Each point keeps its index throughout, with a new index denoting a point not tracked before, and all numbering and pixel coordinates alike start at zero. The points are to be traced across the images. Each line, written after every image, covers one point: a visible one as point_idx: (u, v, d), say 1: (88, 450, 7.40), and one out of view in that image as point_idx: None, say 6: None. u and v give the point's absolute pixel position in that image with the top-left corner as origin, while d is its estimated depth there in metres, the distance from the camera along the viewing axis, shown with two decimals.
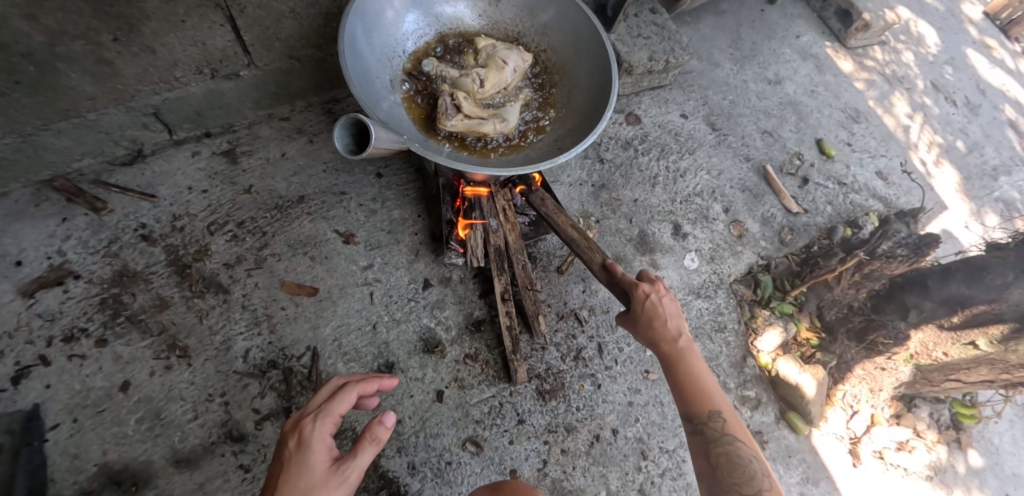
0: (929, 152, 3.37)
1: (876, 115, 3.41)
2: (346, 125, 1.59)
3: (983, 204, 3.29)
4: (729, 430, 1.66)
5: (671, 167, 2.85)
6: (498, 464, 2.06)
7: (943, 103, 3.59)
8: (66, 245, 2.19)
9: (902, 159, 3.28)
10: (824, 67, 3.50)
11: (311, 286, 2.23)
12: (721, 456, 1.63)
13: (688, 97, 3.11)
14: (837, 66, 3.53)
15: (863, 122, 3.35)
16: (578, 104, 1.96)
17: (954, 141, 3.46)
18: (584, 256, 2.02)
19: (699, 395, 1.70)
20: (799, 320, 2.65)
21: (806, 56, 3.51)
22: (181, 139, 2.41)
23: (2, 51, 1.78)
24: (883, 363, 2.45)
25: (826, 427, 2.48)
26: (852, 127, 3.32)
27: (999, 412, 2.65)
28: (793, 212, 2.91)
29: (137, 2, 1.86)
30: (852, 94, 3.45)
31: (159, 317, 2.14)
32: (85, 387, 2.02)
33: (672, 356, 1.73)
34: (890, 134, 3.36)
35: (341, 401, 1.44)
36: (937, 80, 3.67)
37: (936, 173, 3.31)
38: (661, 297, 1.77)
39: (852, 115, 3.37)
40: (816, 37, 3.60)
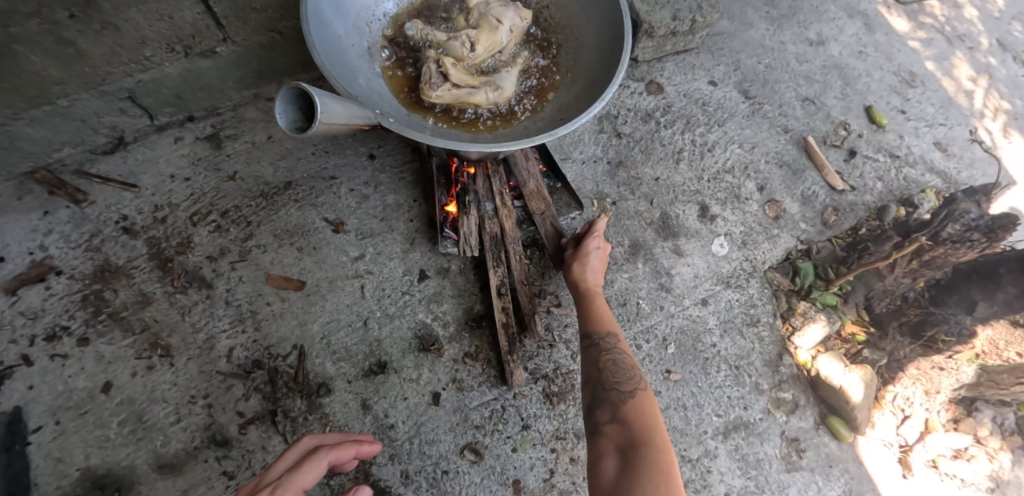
0: (996, 120, 2.97)
1: (934, 78, 3.02)
2: (294, 98, 1.33)
3: None
4: (620, 346, 1.73)
5: (697, 141, 2.57)
6: (500, 473, 1.88)
7: (1012, 63, 3.15)
8: (48, 239, 2.09)
9: (964, 128, 2.90)
10: (874, 25, 3.10)
11: (297, 279, 2.07)
12: (608, 360, 1.67)
13: (717, 62, 2.80)
14: (889, 24, 3.13)
15: (919, 87, 2.98)
16: (586, 66, 1.70)
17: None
18: (518, 178, 2.03)
19: (599, 314, 1.80)
20: (844, 313, 2.35)
21: (853, 13, 3.12)
22: (163, 124, 2.27)
23: None
24: (941, 362, 2.25)
25: (873, 432, 2.21)
26: (906, 92, 2.95)
27: None
28: (839, 190, 2.60)
29: None
30: (906, 55, 3.06)
31: (142, 314, 2.02)
32: (68, 388, 1.93)
33: (585, 286, 1.86)
34: (951, 100, 2.97)
35: (300, 473, 1.28)
36: (1005, 37, 3.22)
37: (1004, 144, 2.92)
38: (601, 245, 1.90)
39: (906, 79, 2.99)
40: None
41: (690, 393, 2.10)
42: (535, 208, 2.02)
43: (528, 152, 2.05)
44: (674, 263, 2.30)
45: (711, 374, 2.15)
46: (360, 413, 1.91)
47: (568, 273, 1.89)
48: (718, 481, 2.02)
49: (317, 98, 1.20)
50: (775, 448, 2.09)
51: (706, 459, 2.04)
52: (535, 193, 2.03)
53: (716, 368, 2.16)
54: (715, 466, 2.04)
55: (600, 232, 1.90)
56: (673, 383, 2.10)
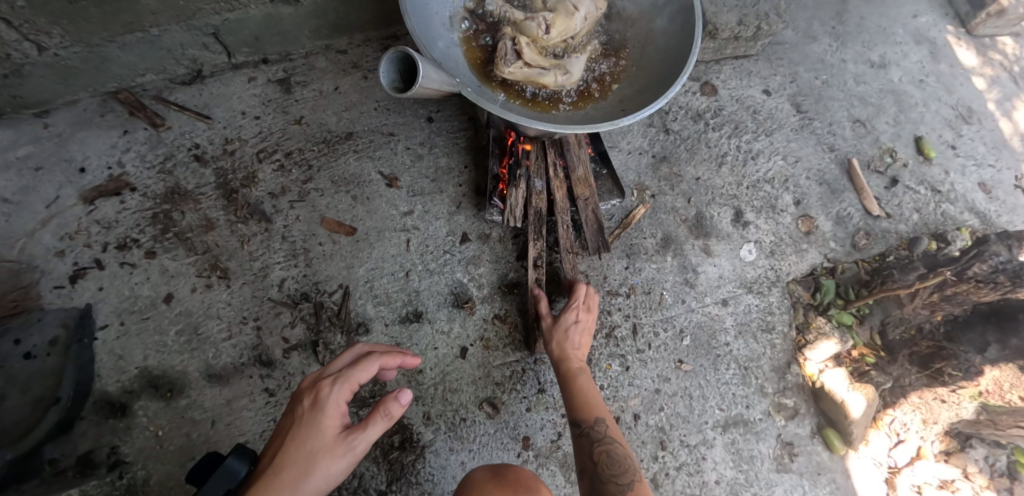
0: None
1: (991, 118, 3.02)
2: (393, 59, 1.45)
3: None
4: (610, 431, 1.82)
5: (743, 147, 2.63)
6: (512, 428, 2.03)
7: None
8: (126, 157, 2.30)
9: (1013, 172, 2.91)
10: (939, 55, 3.10)
11: (349, 225, 2.22)
12: (602, 452, 1.77)
13: (775, 71, 2.86)
14: (955, 56, 3.12)
15: (974, 124, 2.99)
16: (652, 62, 1.79)
17: None
18: (568, 162, 2.13)
19: (586, 398, 1.88)
20: (857, 334, 2.43)
21: (920, 39, 3.12)
22: (239, 63, 2.42)
23: None
24: (944, 394, 2.32)
25: (865, 450, 2.32)
26: (960, 127, 2.97)
27: None
28: (873, 215, 2.67)
29: None
30: (967, 90, 3.06)
31: (205, 237, 2.20)
32: (134, 294, 2.13)
33: (569, 367, 1.94)
34: (1005, 141, 2.98)
35: (355, 369, 1.47)
36: None
37: None
38: (580, 318, 2.01)
39: (962, 114, 3.00)
40: (936, 19, 3.18)
41: (698, 384, 2.22)
42: (580, 193, 2.13)
43: (581, 139, 2.15)
44: (702, 261, 2.39)
45: (721, 370, 2.26)
46: None
47: (552, 353, 1.97)
48: (711, 468, 2.16)
49: (421, 68, 1.34)
50: (768, 448, 2.21)
51: (703, 447, 2.17)
52: (582, 179, 2.14)
53: (726, 365, 2.27)
54: (710, 455, 2.17)
55: (581, 306, 2.01)
56: (683, 373, 2.22)
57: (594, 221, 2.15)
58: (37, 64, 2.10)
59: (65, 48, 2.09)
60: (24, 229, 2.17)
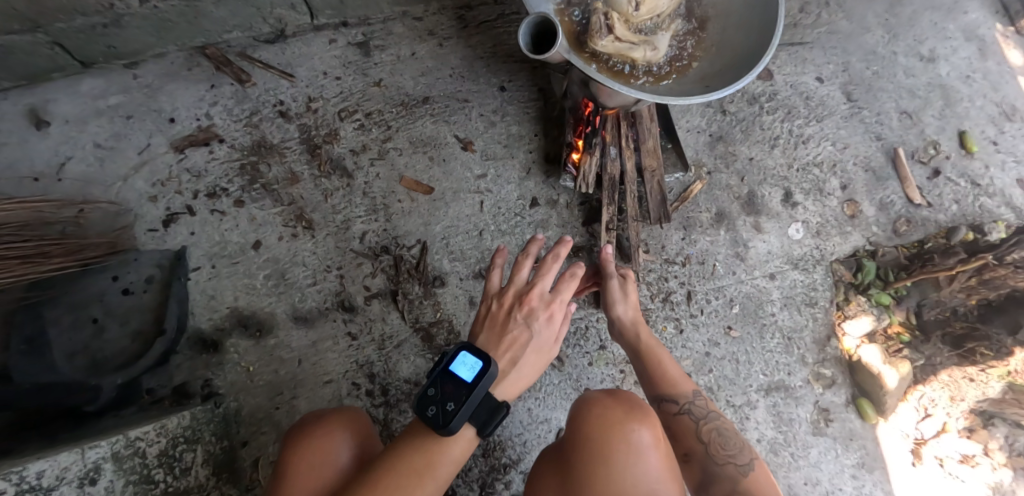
0: None
1: None
2: (525, 28, 1.76)
3: None
4: (712, 409, 1.86)
5: (795, 131, 2.74)
6: (575, 380, 2.20)
7: None
8: (213, 110, 2.42)
9: None
10: (987, 52, 3.16)
11: (427, 185, 2.35)
12: (711, 430, 1.80)
13: (828, 60, 2.95)
14: (1004, 56, 3.17)
15: (1017, 121, 3.07)
16: (733, 42, 1.90)
17: None
18: (640, 135, 2.26)
19: (668, 378, 1.90)
20: (894, 313, 2.57)
21: (970, 36, 3.17)
22: (321, 24, 2.51)
23: None
24: (973, 373, 2.49)
25: (893, 423, 2.47)
26: (1003, 125, 3.06)
27: None
28: (915, 204, 2.77)
29: None
30: (1009, 90, 3.12)
31: (290, 189, 2.34)
32: (223, 239, 2.28)
33: (650, 343, 1.98)
34: None
35: (573, 286, 1.61)
36: None
37: None
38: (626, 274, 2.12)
39: (1005, 112, 3.08)
40: (984, 18, 3.21)
41: (745, 350, 2.38)
42: (648, 164, 2.28)
43: (654, 113, 2.26)
44: (752, 237, 2.52)
45: (765, 339, 2.41)
46: (467, 307, 2.25)
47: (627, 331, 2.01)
48: (752, 428, 2.32)
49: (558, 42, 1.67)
50: (806, 413, 2.37)
51: (746, 408, 2.33)
52: (651, 150, 2.27)
53: (771, 334, 2.42)
54: (753, 415, 2.33)
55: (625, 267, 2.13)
56: (732, 338, 2.37)
57: (659, 191, 2.29)
58: (136, 13, 2.19)
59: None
60: (118, 173, 2.33)
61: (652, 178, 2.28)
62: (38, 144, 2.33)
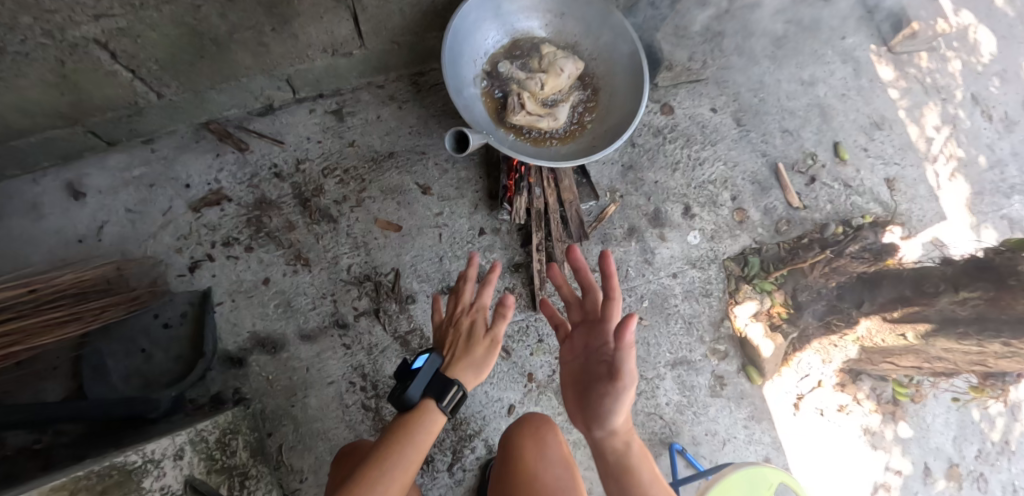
0: (947, 164, 4.12)
1: (899, 123, 4.03)
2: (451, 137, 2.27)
3: (986, 220, 4.11)
4: None
5: (693, 155, 3.40)
6: (519, 368, 2.86)
7: (978, 116, 4.43)
8: (221, 175, 3.01)
9: (912, 167, 3.95)
10: (862, 71, 4.03)
11: (397, 224, 2.98)
12: None
13: (721, 92, 3.61)
14: (876, 72, 4.06)
15: (886, 128, 3.98)
16: (615, 109, 2.57)
17: (977, 156, 4.29)
18: (558, 176, 2.91)
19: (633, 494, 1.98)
20: (776, 297, 3.23)
21: (847, 58, 4.00)
22: (301, 97, 3.08)
23: (200, 39, 2.42)
24: (835, 340, 3.15)
25: (777, 384, 3.18)
26: (874, 132, 3.94)
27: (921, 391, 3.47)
28: (794, 207, 3.46)
29: (294, 5, 2.41)
30: (882, 101, 4.04)
31: (289, 234, 2.95)
32: (239, 278, 2.89)
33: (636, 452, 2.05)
34: (908, 143, 4.01)
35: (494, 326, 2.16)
36: (978, 92, 4.50)
37: (943, 187, 4.03)
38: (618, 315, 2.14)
39: (876, 121, 3.97)
40: (862, 41, 4.07)
41: (654, 334, 3.04)
42: (567, 198, 2.93)
43: None
44: (658, 245, 3.18)
45: (671, 324, 3.07)
46: (434, 318, 2.88)
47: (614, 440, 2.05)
48: (662, 395, 2.99)
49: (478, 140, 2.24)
50: (704, 380, 3.05)
51: (656, 380, 2.99)
52: (568, 187, 2.93)
53: (675, 321, 3.09)
54: (662, 385, 2.99)
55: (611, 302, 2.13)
56: (643, 326, 3.04)
57: (576, 218, 2.96)
58: (154, 105, 2.76)
59: (172, 89, 2.72)
60: (149, 232, 2.93)
61: (569, 208, 2.93)
62: (79, 212, 2.90)
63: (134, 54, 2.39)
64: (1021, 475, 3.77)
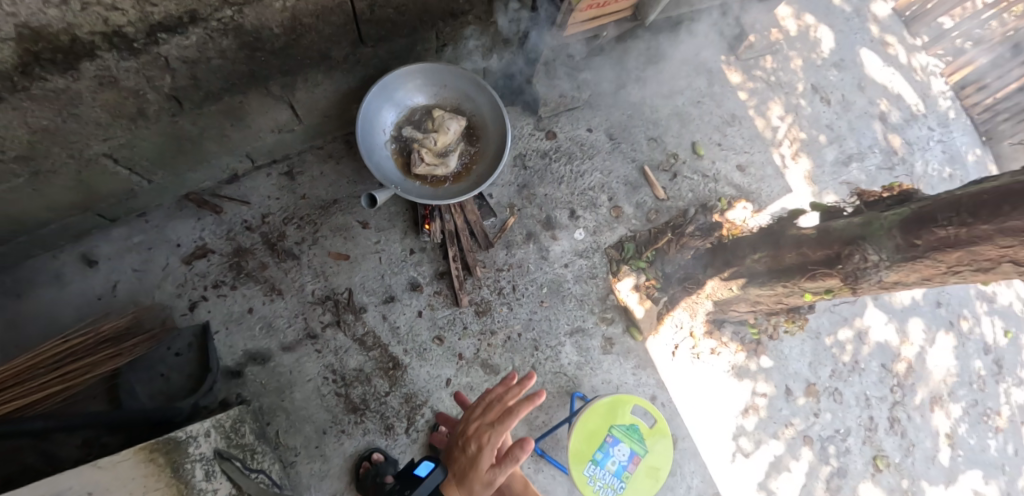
0: (790, 146, 5.12)
1: (748, 118, 5.04)
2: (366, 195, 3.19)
3: (826, 188, 5.11)
4: None
5: (575, 169, 4.33)
6: (452, 351, 3.79)
7: (818, 102, 5.43)
8: (204, 233, 3.80)
9: (759, 153, 4.94)
10: (713, 80, 5.02)
11: (346, 253, 3.86)
12: None
13: (595, 114, 4.54)
14: (727, 79, 5.10)
15: (737, 124, 4.97)
16: (489, 153, 3.59)
17: (818, 136, 5.28)
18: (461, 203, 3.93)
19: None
20: (649, 273, 4.18)
21: (700, 71, 5.01)
22: (259, 165, 3.92)
23: (178, 138, 3.19)
24: (695, 297, 4.04)
25: (658, 339, 4.15)
26: (727, 128, 4.92)
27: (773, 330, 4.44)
28: (660, 199, 4.43)
29: (247, 106, 3.21)
30: (732, 103, 5.04)
31: (263, 272, 3.77)
32: (229, 310, 3.69)
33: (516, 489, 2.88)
34: (755, 133, 5.01)
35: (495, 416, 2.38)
36: (817, 83, 5.51)
37: (789, 165, 5.03)
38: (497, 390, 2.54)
39: (728, 120, 4.96)
40: (713, 55, 5.11)
41: (553, 312, 3.97)
42: (470, 218, 3.94)
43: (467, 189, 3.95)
44: (552, 243, 4.11)
45: (566, 303, 4.02)
46: (383, 322, 3.77)
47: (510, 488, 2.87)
48: (564, 357, 3.92)
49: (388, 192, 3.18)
50: (597, 342, 4.00)
51: (559, 346, 3.93)
52: (470, 210, 3.95)
53: (569, 299, 4.03)
54: (563, 350, 3.93)
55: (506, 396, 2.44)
56: (545, 307, 3.97)
57: (479, 232, 3.96)
58: (145, 188, 3.51)
59: (159, 176, 3.47)
60: (151, 285, 3.69)
61: (473, 225, 3.95)
62: (93, 277, 3.66)
63: (131, 157, 3.16)
64: (868, 385, 4.78)
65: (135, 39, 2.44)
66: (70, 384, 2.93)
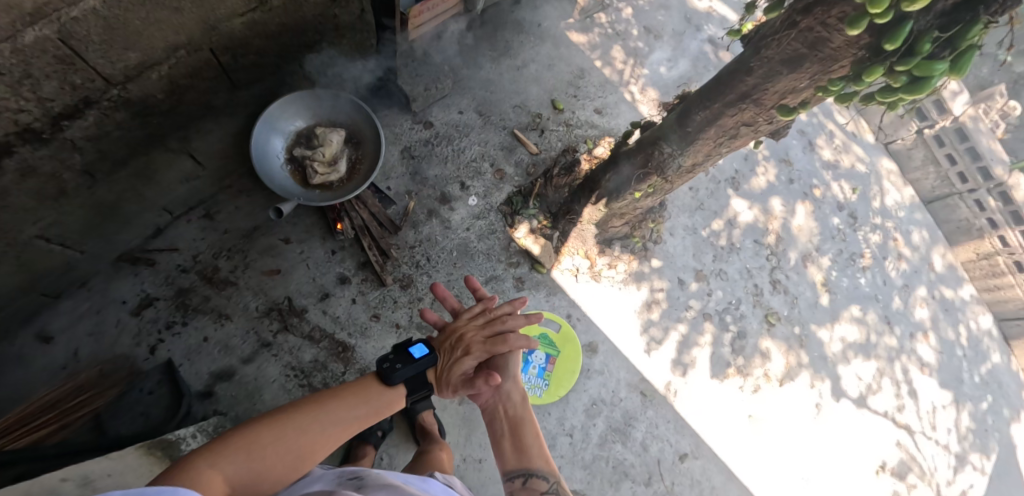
0: (635, 92, 5.85)
1: (596, 69, 5.78)
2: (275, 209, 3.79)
3: None
4: (443, 455, 3.59)
5: (456, 148, 5.02)
6: (389, 323, 4.44)
7: (651, 41, 6.11)
8: (145, 285, 4.27)
9: (612, 95, 5.73)
10: (559, 43, 5.72)
11: (276, 268, 4.42)
12: (440, 450, 3.63)
13: (463, 97, 5.21)
14: (570, 40, 5.79)
15: (588, 76, 5.72)
16: (371, 152, 4.24)
17: (658, 71, 6.02)
18: (364, 200, 4.57)
19: (528, 443, 2.81)
20: (540, 216, 4.94)
21: (546, 38, 5.70)
22: (179, 215, 4.39)
23: (97, 207, 3.69)
24: (581, 227, 4.87)
25: (562, 268, 4.96)
26: (579, 81, 5.67)
27: (654, 236, 5.29)
28: (535, 154, 5.19)
29: (151, 165, 3.73)
30: (580, 58, 5.76)
31: (209, 304, 4.28)
32: (187, 343, 4.18)
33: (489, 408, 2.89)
34: (604, 80, 5.78)
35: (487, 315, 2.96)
36: (649, 26, 6.16)
37: (640, 99, 5.84)
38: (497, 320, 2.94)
39: (579, 74, 5.70)
40: (553, 22, 5.77)
41: (467, 270, 4.68)
42: (375, 211, 4.57)
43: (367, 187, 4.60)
44: (451, 214, 4.81)
45: (476, 259, 4.74)
46: (325, 316, 4.37)
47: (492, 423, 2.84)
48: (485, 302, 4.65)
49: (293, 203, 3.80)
50: (509, 283, 4.76)
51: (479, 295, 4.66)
52: (373, 204, 4.58)
53: (478, 255, 4.75)
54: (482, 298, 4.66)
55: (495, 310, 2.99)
56: (458, 267, 4.67)
57: (386, 219, 4.60)
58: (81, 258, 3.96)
59: (90, 244, 3.94)
60: (110, 342, 4.12)
61: (379, 215, 4.58)
62: (55, 349, 4.05)
63: (61, 233, 3.63)
64: (748, 259, 5.60)
65: (42, 132, 2.94)
66: (57, 428, 3.29)
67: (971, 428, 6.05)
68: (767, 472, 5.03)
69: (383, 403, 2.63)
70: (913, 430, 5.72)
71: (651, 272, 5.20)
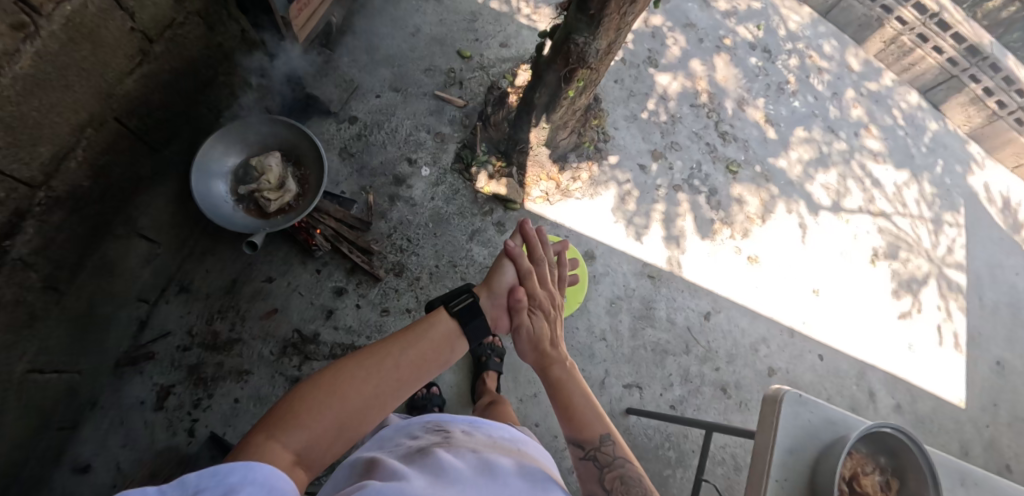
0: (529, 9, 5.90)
1: (485, 7, 5.77)
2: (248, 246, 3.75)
3: None
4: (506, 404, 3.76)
5: (388, 130, 5.00)
6: (400, 312, 4.51)
7: None
8: (153, 379, 4.11)
9: (509, 26, 5.75)
10: None
11: (272, 307, 4.40)
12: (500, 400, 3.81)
13: (374, 81, 5.15)
14: None
15: (480, 16, 5.71)
16: (313, 160, 4.22)
17: None
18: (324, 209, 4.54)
19: (583, 419, 2.42)
20: (493, 161, 5.05)
21: None
22: (154, 300, 4.23)
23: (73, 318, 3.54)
24: (534, 153, 5.02)
25: (533, 197, 5.08)
26: (474, 24, 5.67)
27: (601, 135, 5.43)
28: (462, 106, 5.24)
29: (107, 255, 3.61)
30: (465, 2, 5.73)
31: (224, 368, 4.22)
32: (221, 412, 4.12)
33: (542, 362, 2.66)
34: (496, 14, 5.78)
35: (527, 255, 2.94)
36: None
37: (537, 19, 5.88)
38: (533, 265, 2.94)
39: (471, 17, 5.68)
40: None
41: (448, 234, 4.76)
42: (339, 215, 4.55)
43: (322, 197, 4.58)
44: (412, 191, 4.85)
45: (452, 222, 4.81)
46: (338, 331, 4.40)
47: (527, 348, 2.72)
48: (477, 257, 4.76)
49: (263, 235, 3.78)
50: (492, 231, 4.86)
51: (468, 252, 4.77)
52: (335, 210, 4.55)
53: (452, 218, 4.83)
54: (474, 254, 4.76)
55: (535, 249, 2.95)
56: (439, 235, 4.75)
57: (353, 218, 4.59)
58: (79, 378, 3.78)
59: (82, 361, 3.77)
60: (145, 445, 3.96)
61: (344, 217, 4.56)
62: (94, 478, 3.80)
63: (49, 358, 3.48)
64: (692, 124, 5.82)
65: None
66: None
67: (934, 192, 6.55)
68: (782, 298, 5.38)
69: (435, 341, 2.38)
70: (888, 212, 6.16)
71: (612, 170, 5.37)
